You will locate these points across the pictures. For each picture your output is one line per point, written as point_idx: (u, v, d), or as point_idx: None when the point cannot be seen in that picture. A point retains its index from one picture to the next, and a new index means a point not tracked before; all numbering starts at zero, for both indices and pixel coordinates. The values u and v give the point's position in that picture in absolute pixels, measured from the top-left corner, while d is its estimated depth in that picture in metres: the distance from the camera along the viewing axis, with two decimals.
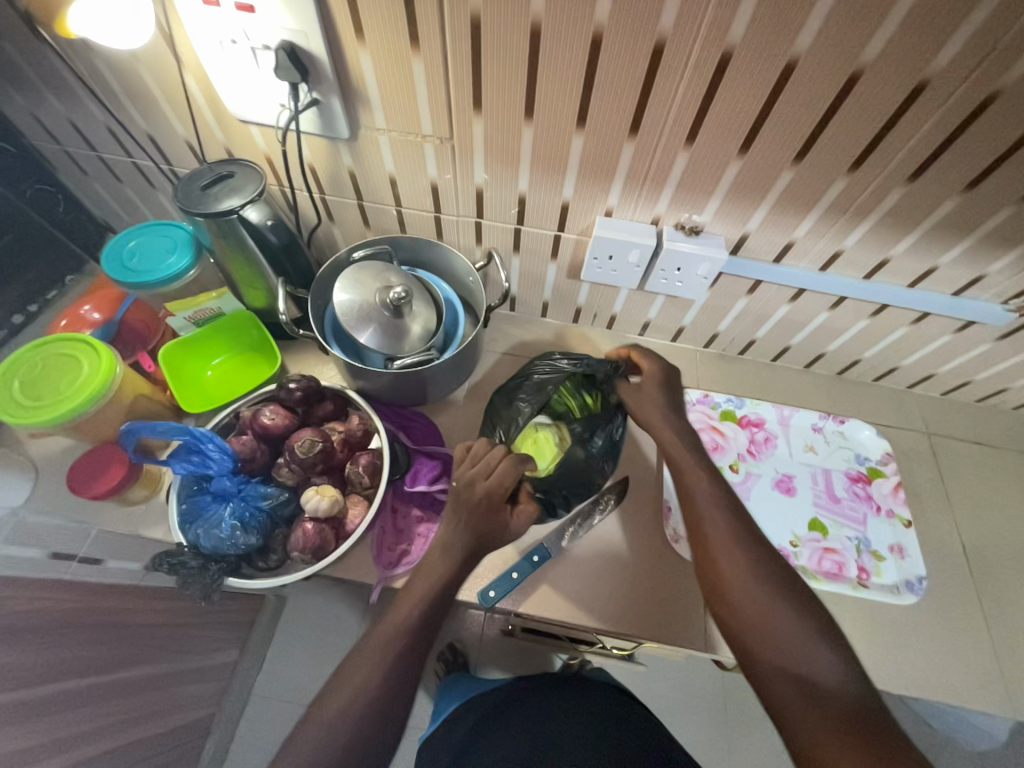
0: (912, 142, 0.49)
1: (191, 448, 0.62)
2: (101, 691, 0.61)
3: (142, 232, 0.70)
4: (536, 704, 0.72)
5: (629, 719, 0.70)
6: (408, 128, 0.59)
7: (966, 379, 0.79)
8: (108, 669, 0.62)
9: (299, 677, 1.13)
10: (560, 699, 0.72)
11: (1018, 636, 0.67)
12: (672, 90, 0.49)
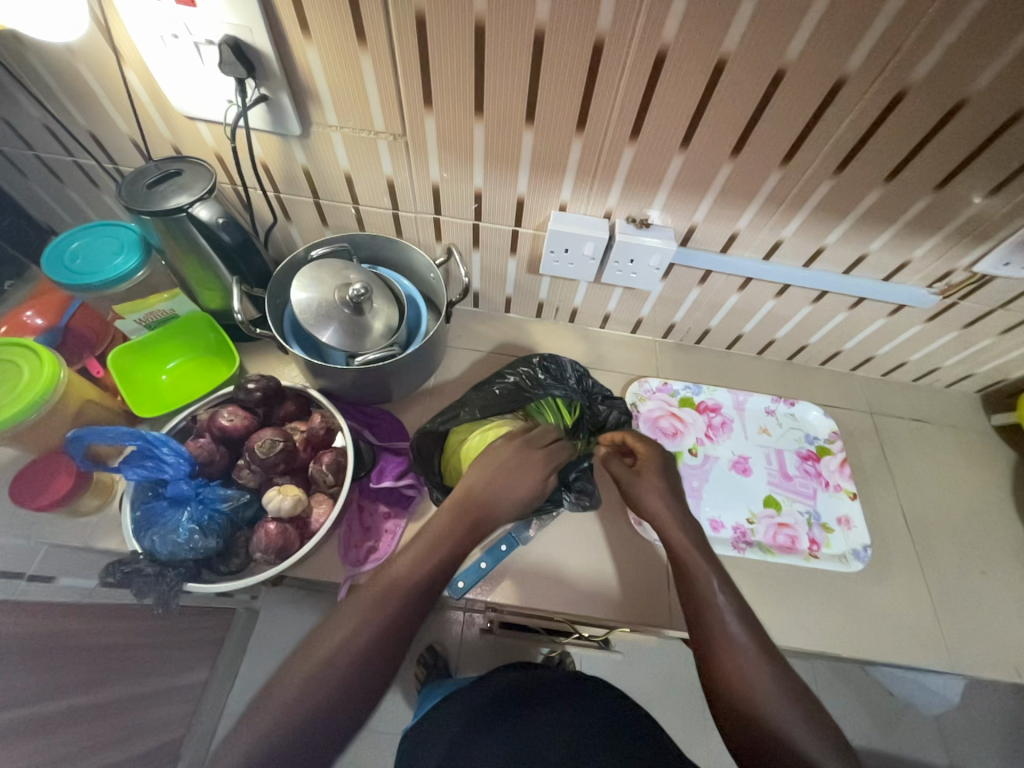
0: (835, 136, 0.53)
1: (145, 452, 0.60)
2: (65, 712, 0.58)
3: (88, 232, 0.68)
4: (521, 713, 0.70)
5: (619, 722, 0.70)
6: (360, 125, 0.60)
7: (902, 360, 0.84)
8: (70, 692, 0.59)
9: None
10: (545, 704, 0.71)
11: (955, 596, 0.72)
12: (614, 87, 0.51)
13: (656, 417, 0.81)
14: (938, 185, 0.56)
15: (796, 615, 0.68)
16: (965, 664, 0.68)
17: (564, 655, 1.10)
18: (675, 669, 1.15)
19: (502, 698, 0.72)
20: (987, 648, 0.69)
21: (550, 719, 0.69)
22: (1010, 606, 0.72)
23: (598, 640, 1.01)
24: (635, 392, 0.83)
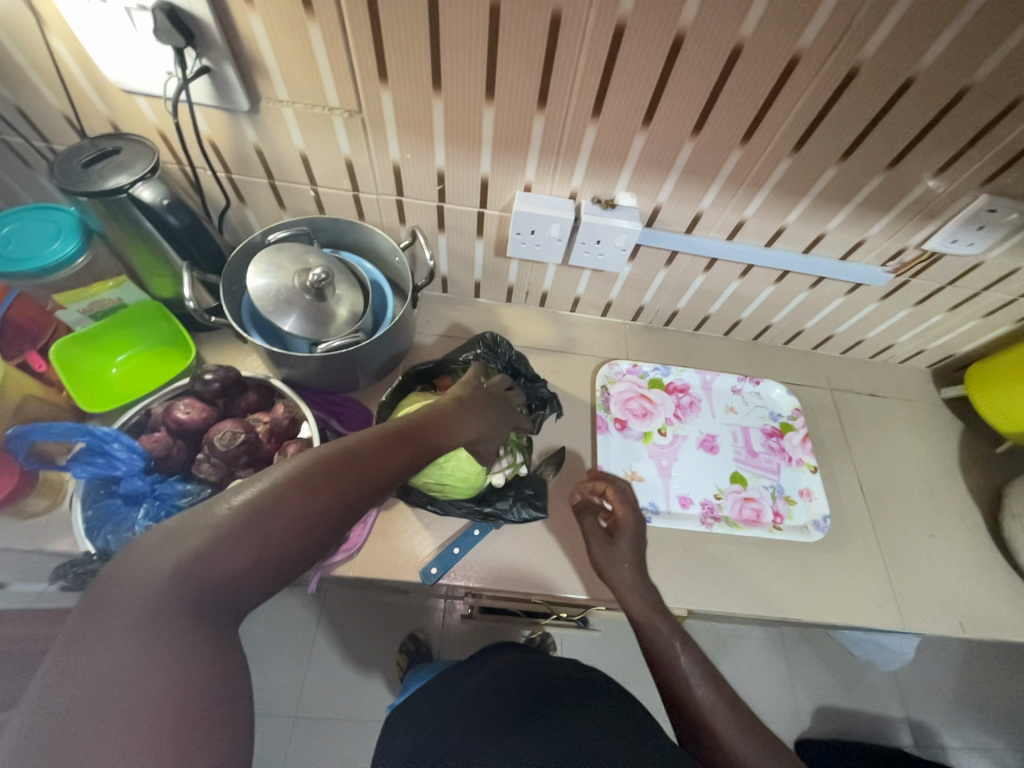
0: (793, 114, 0.53)
1: (94, 449, 0.57)
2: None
3: (19, 215, 0.63)
4: (483, 691, 0.71)
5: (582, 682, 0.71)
6: (314, 101, 0.57)
7: (860, 337, 0.87)
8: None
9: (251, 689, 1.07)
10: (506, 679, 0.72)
11: (907, 561, 0.76)
12: (574, 61, 0.50)
13: (627, 398, 0.82)
14: (891, 164, 0.58)
15: (760, 585, 0.71)
16: (916, 621, 0.72)
17: (544, 636, 1.12)
18: None
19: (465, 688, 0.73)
20: (936, 606, 0.73)
21: (512, 686, 0.70)
22: (956, 565, 0.76)
23: (576, 619, 1.03)
24: (606, 374, 0.83)
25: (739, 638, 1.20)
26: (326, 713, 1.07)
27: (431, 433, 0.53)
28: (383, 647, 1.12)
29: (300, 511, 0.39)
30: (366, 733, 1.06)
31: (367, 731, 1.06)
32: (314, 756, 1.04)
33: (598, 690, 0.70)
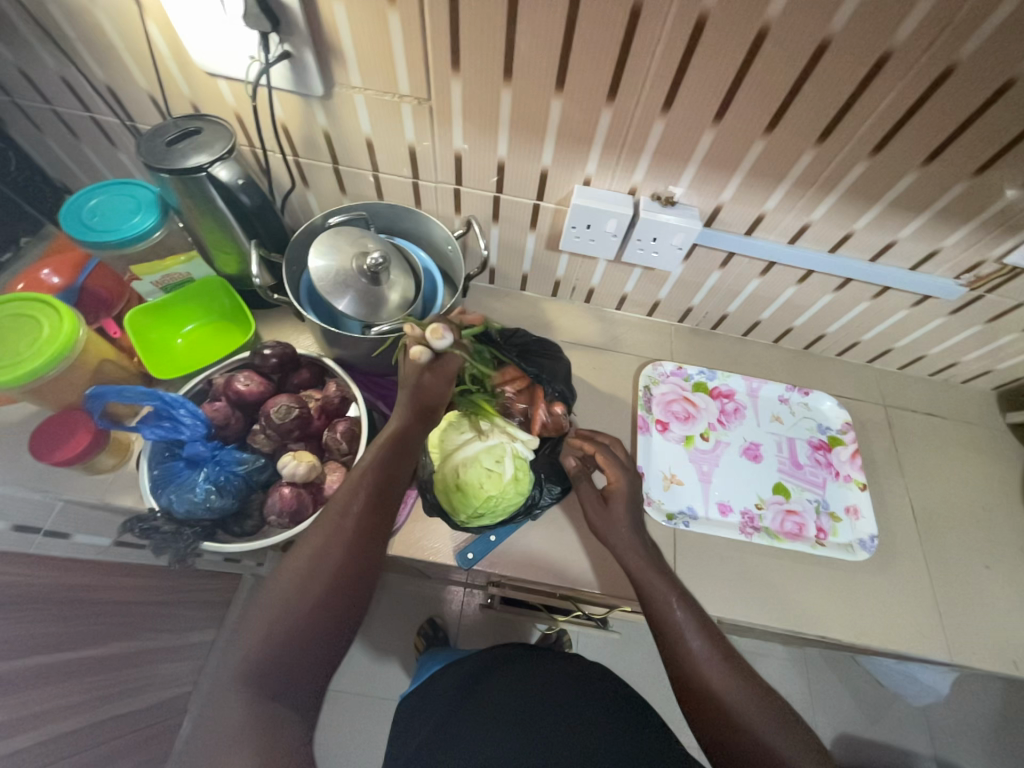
0: (875, 115, 0.51)
1: (162, 412, 0.60)
2: (77, 666, 0.60)
3: (105, 189, 0.67)
4: (491, 690, 0.71)
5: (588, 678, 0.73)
6: (385, 88, 0.58)
7: (921, 353, 0.83)
8: (83, 645, 0.61)
9: None
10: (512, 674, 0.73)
11: (956, 591, 0.72)
12: (648, 56, 0.50)
13: (669, 401, 0.81)
14: (977, 171, 0.54)
15: (797, 600, 0.69)
16: (964, 654, 0.69)
17: (562, 633, 1.12)
18: None
19: (472, 678, 0.74)
20: (987, 641, 0.70)
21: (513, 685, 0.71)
22: (1012, 600, 0.72)
23: (597, 619, 1.02)
24: (649, 375, 0.82)
25: (761, 655, 1.17)
26: (346, 686, 1.10)
27: (397, 468, 0.54)
28: (404, 628, 1.14)
29: (313, 578, 0.48)
30: (381, 711, 1.09)
31: (386, 708, 1.09)
32: (332, 728, 1.07)
33: (604, 689, 0.71)
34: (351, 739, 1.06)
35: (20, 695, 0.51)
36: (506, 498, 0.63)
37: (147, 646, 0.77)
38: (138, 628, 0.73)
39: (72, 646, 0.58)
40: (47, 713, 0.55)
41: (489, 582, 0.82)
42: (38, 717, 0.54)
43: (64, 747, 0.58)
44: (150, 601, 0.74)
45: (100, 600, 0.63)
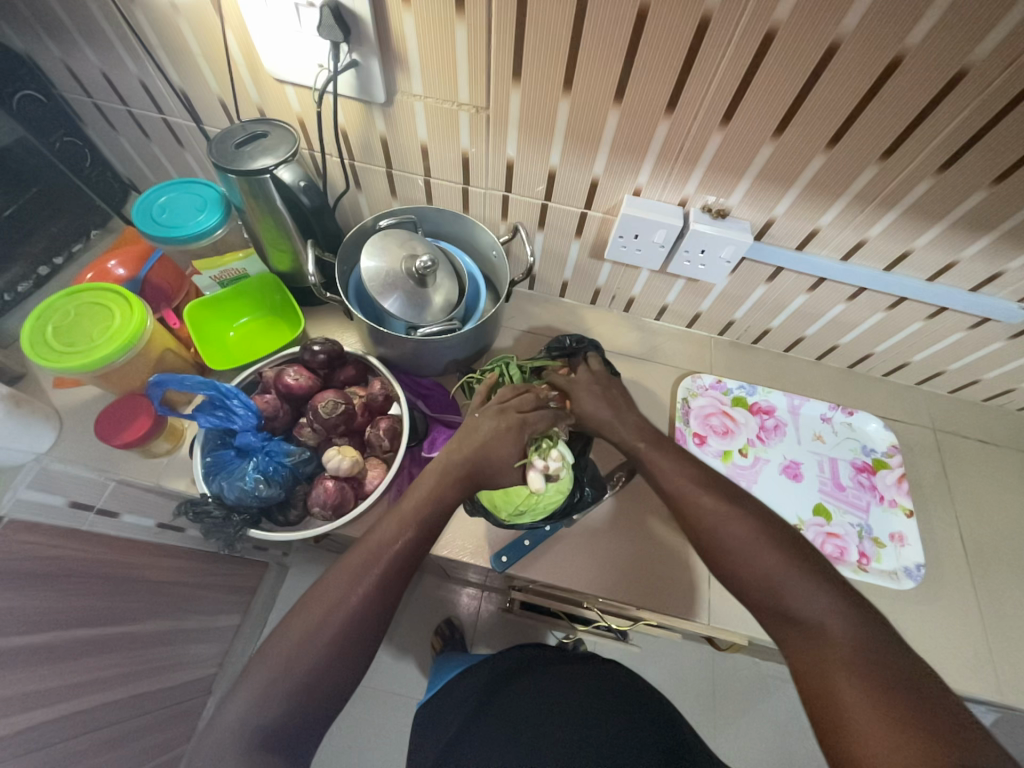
0: (944, 132, 0.50)
1: (217, 402, 0.63)
2: (103, 644, 0.62)
3: (173, 187, 0.71)
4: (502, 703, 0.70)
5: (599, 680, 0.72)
6: (445, 96, 0.60)
7: (975, 377, 0.80)
8: (108, 624, 0.62)
9: None
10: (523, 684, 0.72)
11: (1008, 628, 0.69)
12: (711, 70, 0.50)
13: (707, 414, 0.80)
14: None
15: None
16: (1015, 695, 0.65)
17: (580, 642, 1.11)
18: (690, 670, 1.13)
19: (480, 686, 0.73)
20: None
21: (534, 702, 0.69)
22: None
23: (617, 631, 1.01)
24: (688, 387, 0.81)
25: (783, 681, 1.13)
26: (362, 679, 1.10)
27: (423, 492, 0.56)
28: (421, 626, 1.15)
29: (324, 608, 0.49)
30: (396, 709, 1.08)
31: (402, 704, 1.08)
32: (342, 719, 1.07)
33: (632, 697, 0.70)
34: (365, 732, 1.06)
35: (34, 670, 0.53)
36: (549, 496, 0.62)
37: (180, 626, 0.80)
38: (171, 608, 0.75)
39: (101, 622, 0.61)
40: (63, 689, 0.57)
41: (511, 585, 0.83)
42: (54, 693, 0.56)
43: (67, 729, 0.58)
44: (181, 581, 0.76)
45: (141, 578, 0.67)
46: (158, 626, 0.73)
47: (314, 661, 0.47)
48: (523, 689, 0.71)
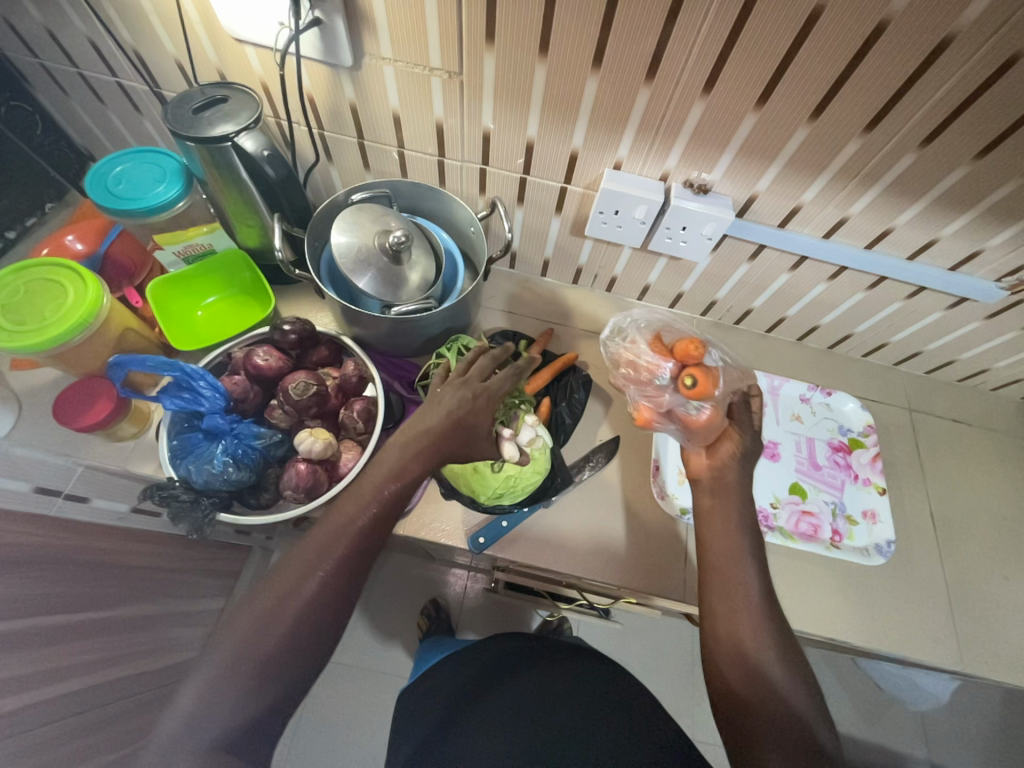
0: (927, 105, 0.49)
1: (182, 383, 0.61)
2: (92, 627, 0.61)
3: (129, 156, 0.67)
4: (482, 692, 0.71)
5: (582, 667, 0.73)
6: (416, 60, 0.57)
7: (950, 358, 0.80)
8: (95, 607, 0.62)
9: None
10: (504, 673, 0.73)
11: (972, 600, 0.71)
12: (691, 38, 0.48)
13: None
14: None
15: (808, 601, 0.69)
16: (976, 664, 0.68)
17: (564, 620, 1.13)
18: (669, 644, 1.16)
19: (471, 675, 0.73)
20: (1002, 653, 0.68)
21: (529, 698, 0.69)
22: None
23: (599, 608, 1.02)
24: None
25: None
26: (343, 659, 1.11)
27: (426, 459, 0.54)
28: (406, 606, 1.16)
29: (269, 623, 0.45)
30: (383, 687, 1.10)
31: (388, 682, 1.10)
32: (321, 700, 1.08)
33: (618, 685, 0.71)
34: (350, 711, 1.08)
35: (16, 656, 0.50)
36: (527, 477, 0.64)
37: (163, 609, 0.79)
38: (149, 591, 0.74)
39: (77, 608, 0.59)
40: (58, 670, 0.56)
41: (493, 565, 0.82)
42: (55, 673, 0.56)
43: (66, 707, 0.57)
44: (155, 565, 0.74)
45: (115, 563, 0.65)
46: (140, 610, 0.72)
47: (283, 649, 0.45)
48: (514, 681, 0.71)
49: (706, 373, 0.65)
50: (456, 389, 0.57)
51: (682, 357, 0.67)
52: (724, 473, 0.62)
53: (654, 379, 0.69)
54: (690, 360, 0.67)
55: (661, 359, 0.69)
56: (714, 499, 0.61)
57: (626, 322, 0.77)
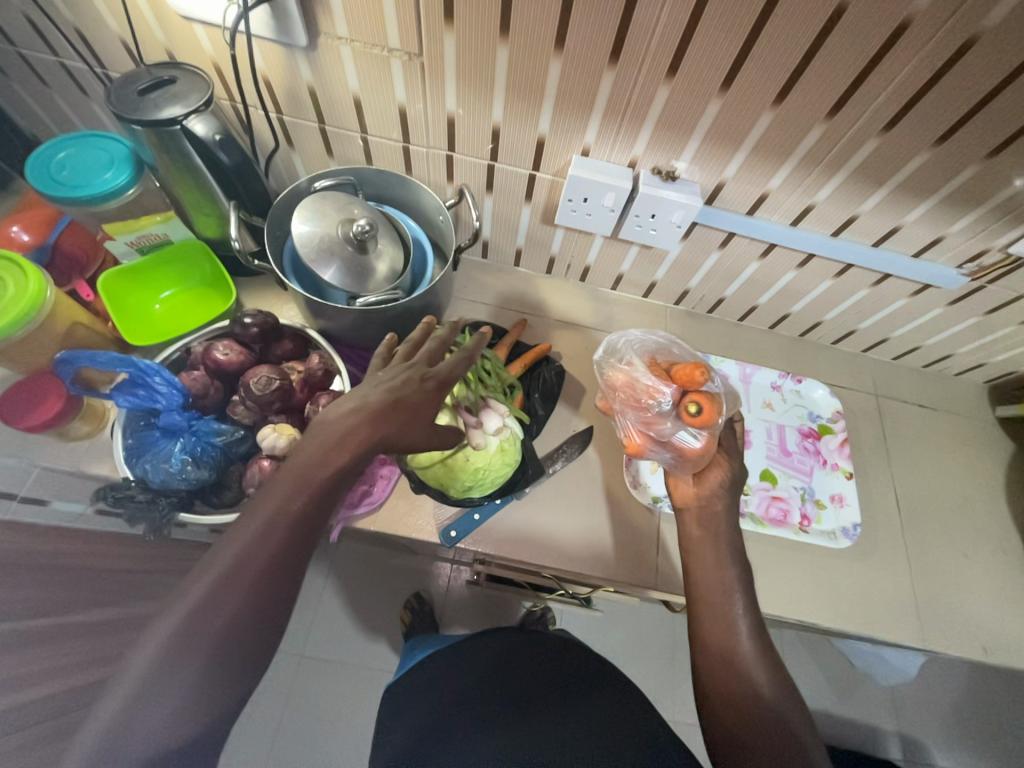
0: (888, 90, 0.49)
1: (137, 381, 0.58)
2: None
3: (74, 141, 0.63)
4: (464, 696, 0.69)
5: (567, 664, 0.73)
6: (374, 40, 0.55)
7: (915, 344, 0.82)
8: None
9: None
10: (485, 672, 0.71)
11: (935, 579, 0.73)
12: (653, 18, 0.47)
13: None
14: (990, 154, 0.52)
15: (778, 585, 0.70)
16: (938, 641, 0.70)
17: (546, 610, 1.13)
18: (650, 630, 1.18)
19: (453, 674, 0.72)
20: (963, 629, 0.71)
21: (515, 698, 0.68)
22: (988, 591, 0.73)
23: (580, 597, 1.03)
24: None
25: None
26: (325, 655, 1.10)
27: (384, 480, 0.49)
28: (388, 601, 1.15)
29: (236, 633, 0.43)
30: (365, 683, 1.09)
31: (370, 677, 1.09)
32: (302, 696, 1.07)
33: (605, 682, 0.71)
34: (333, 706, 1.07)
35: None
36: (497, 467, 0.64)
37: None
38: (131, 595, 0.70)
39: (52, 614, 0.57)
40: None
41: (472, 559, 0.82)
42: None
43: None
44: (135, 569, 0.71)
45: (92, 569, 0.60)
46: None
47: None
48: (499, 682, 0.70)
49: (709, 402, 0.60)
50: (399, 372, 0.50)
51: (683, 383, 0.62)
52: (712, 503, 0.61)
53: (655, 406, 0.63)
54: (693, 386, 0.61)
55: (661, 383, 0.63)
56: (703, 532, 0.60)
57: (621, 343, 0.71)
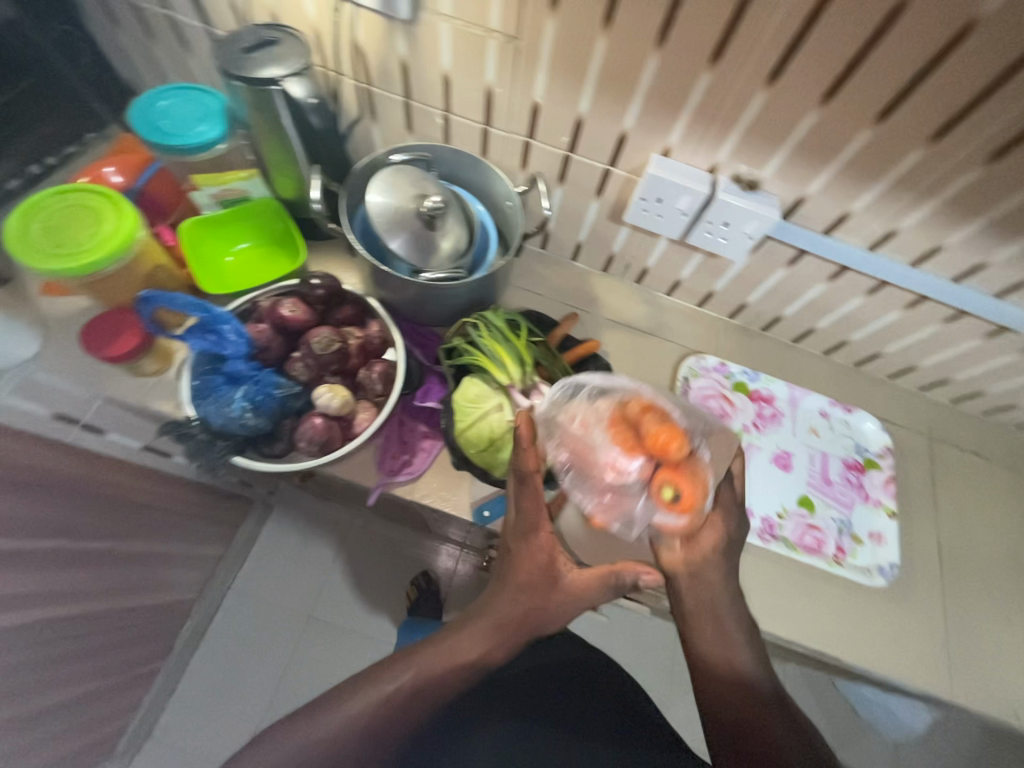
0: (1002, 117, 0.47)
1: (208, 326, 0.61)
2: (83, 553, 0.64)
3: (174, 91, 0.66)
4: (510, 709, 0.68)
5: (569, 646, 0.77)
6: (474, 20, 0.55)
7: (978, 389, 0.79)
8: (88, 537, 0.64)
9: (277, 584, 1.13)
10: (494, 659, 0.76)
11: (970, 635, 0.70)
12: (763, 21, 0.47)
13: (706, 396, 0.79)
14: None
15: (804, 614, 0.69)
16: (965, 697, 0.67)
17: None
18: (653, 643, 1.17)
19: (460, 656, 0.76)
20: (994, 690, 0.68)
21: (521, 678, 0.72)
22: None
23: None
24: (690, 367, 0.80)
25: None
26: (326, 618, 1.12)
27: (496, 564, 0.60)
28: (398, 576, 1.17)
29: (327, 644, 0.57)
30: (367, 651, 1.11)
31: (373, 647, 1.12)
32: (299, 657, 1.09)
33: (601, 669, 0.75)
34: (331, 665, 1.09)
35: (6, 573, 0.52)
36: None
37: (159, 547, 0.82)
38: (144, 529, 0.76)
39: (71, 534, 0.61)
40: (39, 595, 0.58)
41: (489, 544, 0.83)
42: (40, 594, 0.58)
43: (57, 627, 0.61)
44: (157, 502, 0.76)
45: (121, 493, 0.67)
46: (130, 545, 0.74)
47: None
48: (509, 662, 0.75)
49: (681, 472, 0.52)
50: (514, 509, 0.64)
51: (652, 449, 0.53)
52: (704, 573, 0.53)
53: (621, 480, 0.54)
54: (669, 459, 0.53)
55: (630, 453, 0.54)
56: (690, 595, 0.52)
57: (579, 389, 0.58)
